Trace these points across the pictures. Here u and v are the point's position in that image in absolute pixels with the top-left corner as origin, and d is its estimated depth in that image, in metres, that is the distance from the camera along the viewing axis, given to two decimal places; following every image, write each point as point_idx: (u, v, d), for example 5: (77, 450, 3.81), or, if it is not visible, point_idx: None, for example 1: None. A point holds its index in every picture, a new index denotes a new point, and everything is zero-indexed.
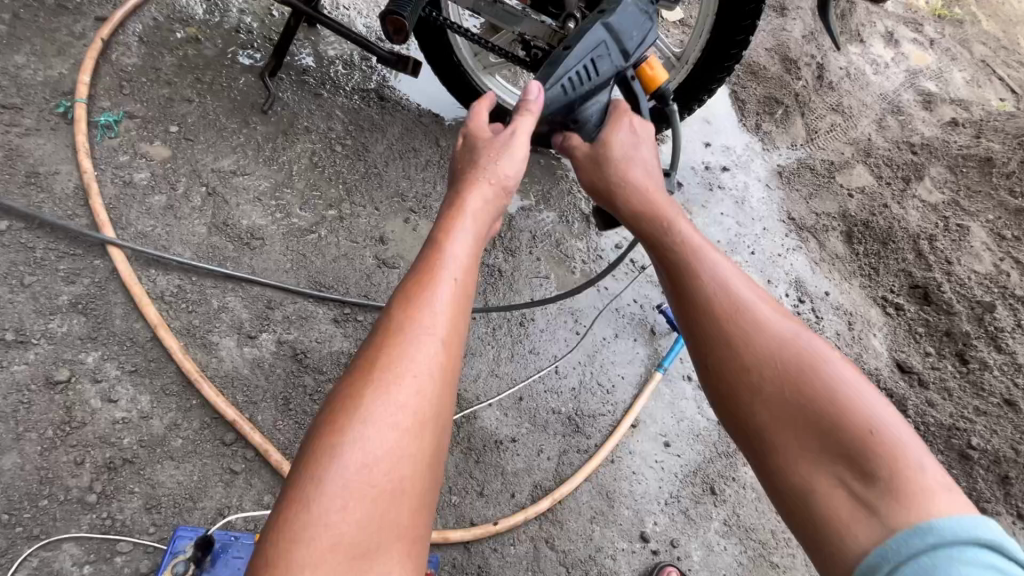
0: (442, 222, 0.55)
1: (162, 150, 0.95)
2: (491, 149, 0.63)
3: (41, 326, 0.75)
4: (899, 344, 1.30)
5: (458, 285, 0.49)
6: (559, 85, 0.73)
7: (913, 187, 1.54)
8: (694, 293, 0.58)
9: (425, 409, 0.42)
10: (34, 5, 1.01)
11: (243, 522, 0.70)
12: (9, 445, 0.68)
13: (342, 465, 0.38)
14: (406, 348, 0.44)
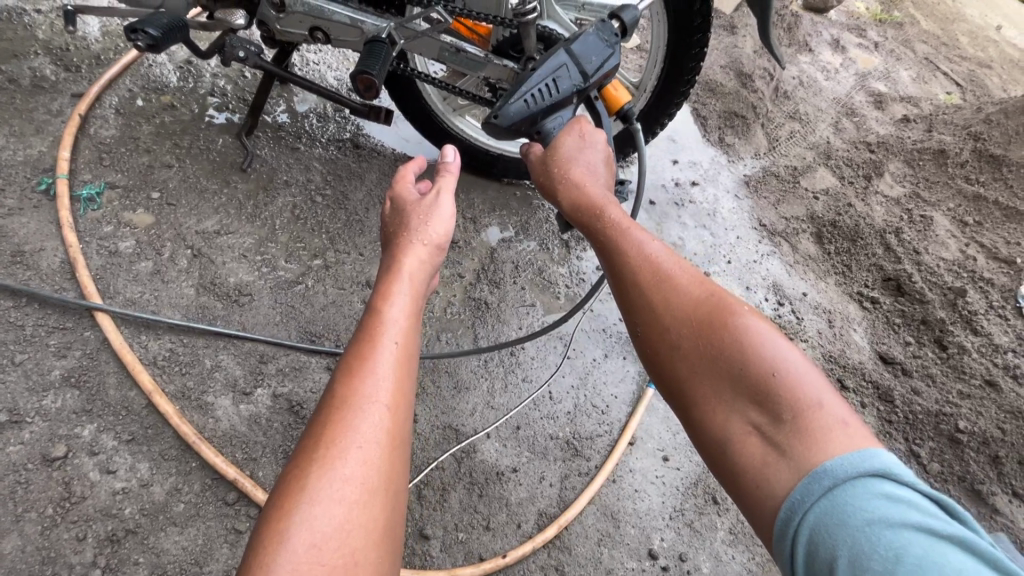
0: (379, 286, 0.57)
1: (146, 217, 0.96)
2: (419, 211, 0.65)
3: (35, 404, 0.75)
4: (879, 335, 1.34)
5: (399, 337, 0.52)
6: (524, 102, 0.78)
7: (875, 184, 1.61)
8: (624, 275, 0.64)
9: (372, 477, 0.44)
10: (10, 87, 1.03)
11: None
12: (8, 527, 0.67)
13: (291, 549, 0.39)
14: (349, 420, 0.46)
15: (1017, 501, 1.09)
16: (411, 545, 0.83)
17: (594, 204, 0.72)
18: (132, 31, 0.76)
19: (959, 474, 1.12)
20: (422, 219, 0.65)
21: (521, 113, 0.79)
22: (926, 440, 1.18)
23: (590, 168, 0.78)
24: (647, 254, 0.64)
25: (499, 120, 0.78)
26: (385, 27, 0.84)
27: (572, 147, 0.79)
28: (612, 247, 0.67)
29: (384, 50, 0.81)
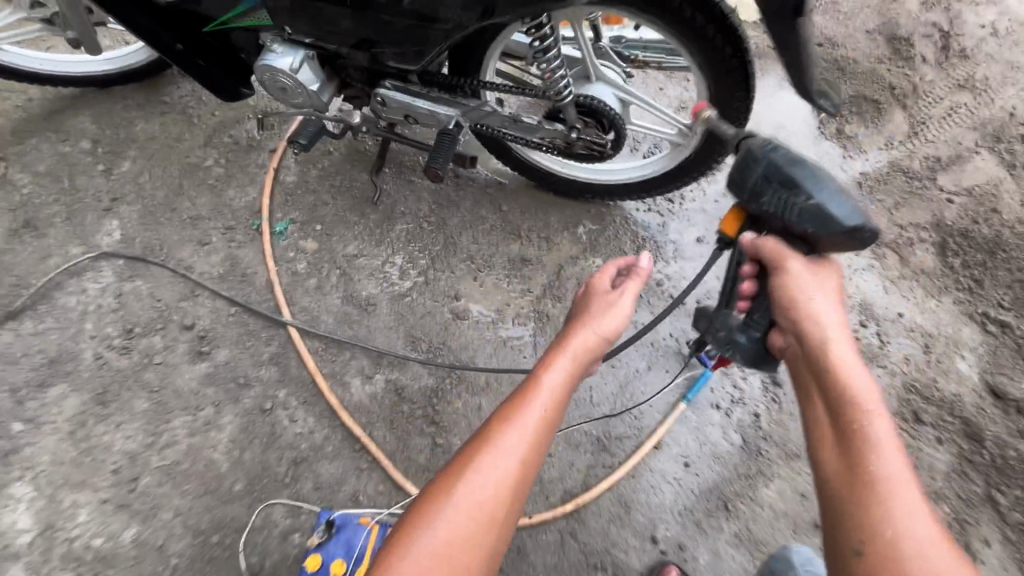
0: (552, 353, 0.83)
1: (313, 245, 1.39)
2: (596, 306, 0.90)
3: (255, 374, 1.24)
4: (993, 366, 1.32)
5: (561, 397, 0.78)
6: (835, 226, 0.80)
7: (1006, 186, 1.50)
8: (823, 422, 0.76)
9: (503, 478, 0.68)
10: (236, 148, 1.52)
11: (367, 502, 1.12)
12: (244, 444, 1.17)
13: (454, 504, 0.66)
14: (512, 430, 0.72)
15: None
16: None
17: (819, 351, 0.80)
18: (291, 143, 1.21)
19: None
20: (596, 312, 0.89)
21: (800, 217, 0.82)
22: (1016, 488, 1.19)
23: (813, 300, 0.84)
24: (859, 417, 0.71)
25: (812, 204, 0.80)
26: (451, 116, 1.08)
27: (805, 274, 0.86)
28: (840, 402, 0.74)
29: (448, 146, 1.10)
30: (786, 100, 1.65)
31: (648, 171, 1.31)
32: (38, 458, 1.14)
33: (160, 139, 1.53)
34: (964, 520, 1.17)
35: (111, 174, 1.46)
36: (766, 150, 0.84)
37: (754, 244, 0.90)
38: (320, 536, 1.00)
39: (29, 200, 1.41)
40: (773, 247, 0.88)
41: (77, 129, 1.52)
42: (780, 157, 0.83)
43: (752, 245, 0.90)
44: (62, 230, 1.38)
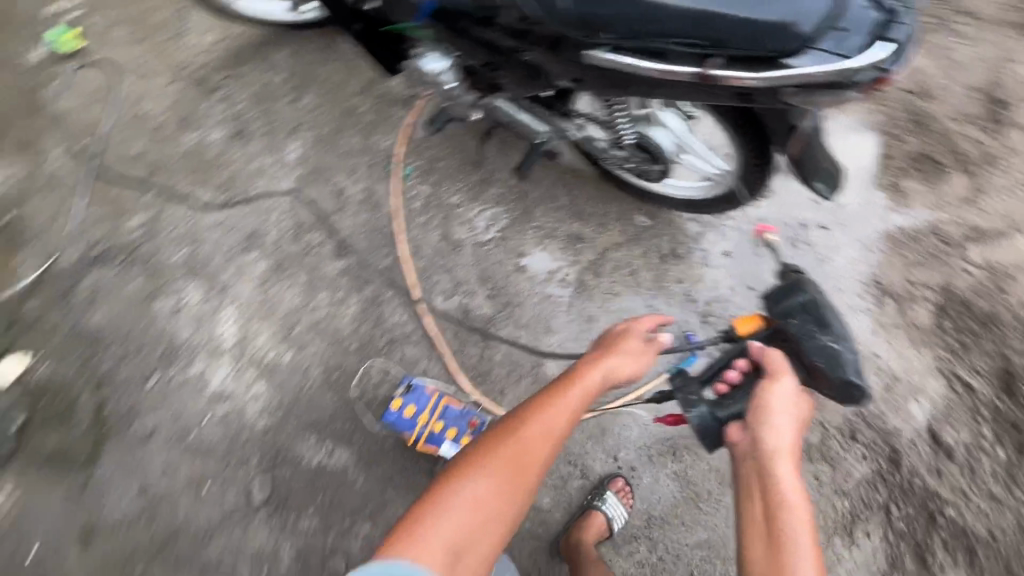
0: (587, 371, 1.13)
1: (427, 190, 1.85)
2: (629, 350, 1.21)
3: (374, 276, 1.78)
4: (943, 416, 1.57)
5: (586, 401, 1.08)
6: (839, 370, 1.18)
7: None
8: (756, 518, 0.96)
9: (543, 444, 0.99)
10: (386, 98, 1.96)
11: (431, 377, 1.67)
12: (360, 321, 1.73)
13: (508, 451, 0.96)
14: (553, 410, 1.03)
15: None
16: (495, 393, 1.66)
17: (766, 457, 1.01)
18: (431, 126, 1.69)
19: (918, 539, 1.48)
20: (627, 353, 1.20)
21: (816, 350, 1.20)
22: (909, 506, 1.51)
23: (779, 412, 1.06)
24: (786, 520, 0.92)
25: (833, 347, 1.20)
26: (544, 132, 1.46)
27: (785, 392, 1.10)
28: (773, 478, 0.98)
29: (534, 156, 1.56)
30: (859, 141, 1.79)
31: (693, 193, 1.65)
32: (239, 297, 1.78)
33: (332, 81, 2.00)
34: (858, 516, 1.52)
35: (297, 104, 1.98)
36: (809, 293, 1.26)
37: (762, 349, 1.19)
38: (402, 390, 1.61)
39: (243, 115, 1.97)
40: (775, 359, 1.15)
41: (277, 62, 2.03)
42: (818, 301, 1.25)
43: (761, 350, 1.19)
44: (263, 143, 1.94)
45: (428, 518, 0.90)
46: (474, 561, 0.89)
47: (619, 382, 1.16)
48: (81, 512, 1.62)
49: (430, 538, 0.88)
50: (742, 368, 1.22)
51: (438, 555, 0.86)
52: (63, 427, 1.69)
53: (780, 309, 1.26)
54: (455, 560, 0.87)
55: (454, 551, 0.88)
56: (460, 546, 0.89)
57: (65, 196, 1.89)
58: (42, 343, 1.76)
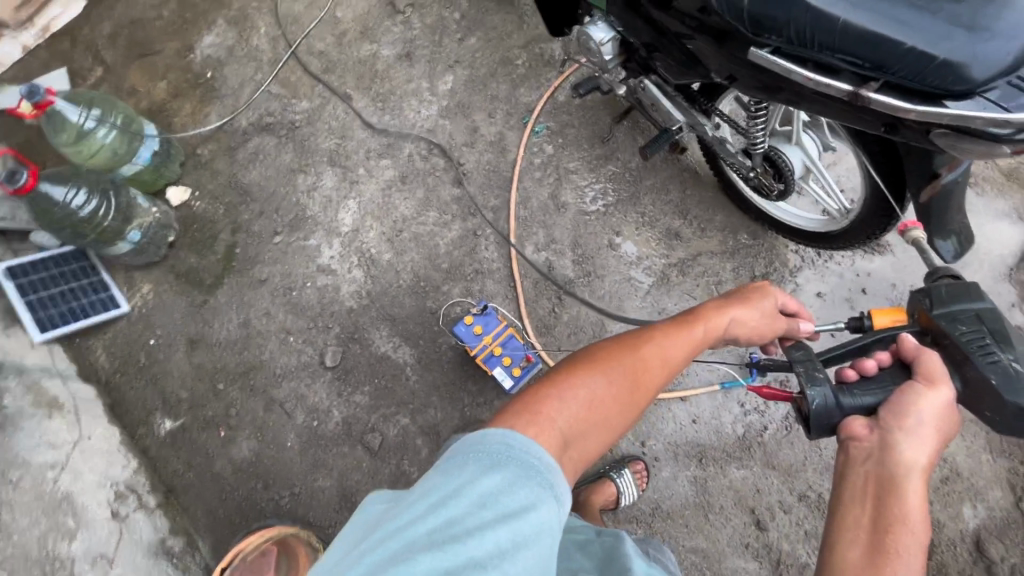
0: (724, 308, 1.09)
1: (551, 150, 1.97)
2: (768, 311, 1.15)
3: (480, 211, 1.94)
4: (996, 528, 1.48)
5: (704, 346, 1.05)
6: (1016, 394, 0.86)
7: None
8: (860, 526, 0.78)
9: (663, 365, 0.98)
10: (540, 58, 2.10)
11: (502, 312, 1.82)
12: (456, 246, 1.91)
13: (632, 359, 0.97)
14: (676, 342, 1.01)
15: None
16: (552, 348, 1.78)
17: (894, 468, 0.81)
18: (574, 90, 1.75)
19: None
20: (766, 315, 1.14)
21: (992, 365, 0.89)
22: None
23: (924, 425, 0.84)
24: (900, 538, 0.75)
25: (1014, 366, 0.89)
26: (678, 122, 1.53)
27: (936, 404, 0.87)
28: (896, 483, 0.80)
29: (661, 142, 1.61)
30: (1005, 229, 1.68)
31: (805, 223, 1.64)
32: (364, 194, 2.02)
33: (498, 30, 2.16)
34: None
35: (462, 43, 2.16)
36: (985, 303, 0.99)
37: (918, 347, 0.94)
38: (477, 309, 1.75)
39: (414, 40, 2.19)
40: (933, 362, 0.91)
41: (457, 2, 2.22)
42: (998, 314, 0.97)
43: (917, 348, 0.94)
44: (423, 69, 2.15)
45: (541, 407, 0.86)
46: (577, 456, 0.87)
47: (742, 341, 1.11)
48: (192, 324, 1.94)
49: (543, 424, 0.84)
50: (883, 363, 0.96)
51: (550, 440, 0.83)
52: (199, 253, 2.02)
53: (945, 309, 1.00)
54: (565, 451, 0.84)
55: (565, 439, 0.85)
56: (573, 434, 0.86)
57: (256, 70, 2.23)
58: (203, 182, 2.10)
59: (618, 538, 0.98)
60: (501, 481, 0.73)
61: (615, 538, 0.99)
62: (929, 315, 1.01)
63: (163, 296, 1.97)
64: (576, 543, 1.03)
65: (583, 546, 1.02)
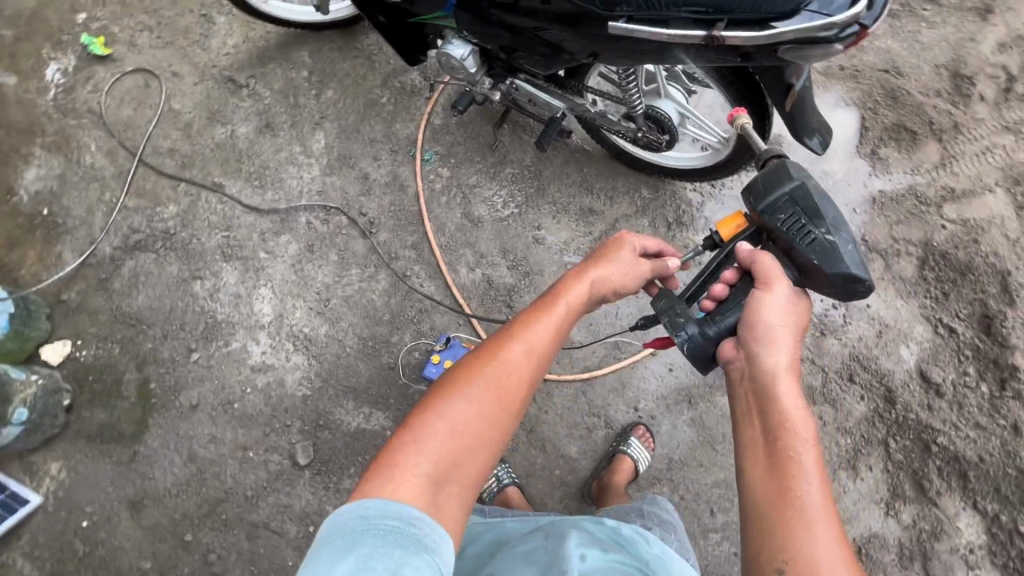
0: (575, 280, 1.15)
1: (448, 172, 1.98)
2: (627, 262, 1.23)
3: (401, 252, 1.90)
4: (930, 356, 1.73)
5: (569, 321, 1.10)
6: (830, 264, 1.11)
7: (1006, 224, 1.81)
8: (757, 439, 0.90)
9: (522, 359, 1.00)
10: (402, 90, 2.10)
11: (464, 337, 1.81)
12: (390, 294, 1.85)
13: (487, 370, 0.97)
14: (540, 327, 1.04)
15: (970, 509, 1.58)
16: None
17: (764, 377, 0.95)
18: (454, 108, 1.77)
19: (915, 467, 1.63)
20: (627, 268, 1.23)
21: (811, 245, 1.13)
22: (905, 439, 1.66)
23: (774, 329, 1.00)
24: (789, 438, 0.86)
25: (828, 241, 1.12)
26: (560, 108, 1.63)
27: (778, 305, 1.03)
28: (765, 386, 0.94)
29: (553, 130, 1.66)
30: (842, 116, 1.98)
31: (693, 163, 1.79)
32: (274, 277, 1.89)
33: (352, 77, 2.13)
34: (860, 450, 1.67)
35: (320, 98, 2.11)
36: (797, 182, 1.19)
37: (751, 253, 1.13)
38: (442, 342, 1.75)
39: (269, 109, 2.10)
40: (767, 265, 1.09)
41: (299, 61, 2.16)
42: (808, 189, 1.18)
43: (752, 253, 1.13)
44: (289, 134, 2.06)
45: (396, 457, 0.89)
46: (458, 482, 0.90)
47: (609, 294, 1.20)
48: (127, 483, 1.70)
49: (405, 471, 0.88)
50: (729, 279, 1.18)
51: (416, 486, 0.87)
52: (107, 405, 1.78)
53: (767, 204, 1.20)
54: (437, 489, 0.88)
55: (431, 476, 0.88)
56: (441, 468, 0.89)
57: (102, 191, 2.01)
58: (83, 328, 1.86)
59: (563, 536, 1.02)
60: (371, 547, 0.77)
61: (561, 537, 1.03)
62: (757, 214, 1.22)
63: (80, 468, 1.72)
64: (523, 552, 1.04)
65: (532, 553, 1.03)
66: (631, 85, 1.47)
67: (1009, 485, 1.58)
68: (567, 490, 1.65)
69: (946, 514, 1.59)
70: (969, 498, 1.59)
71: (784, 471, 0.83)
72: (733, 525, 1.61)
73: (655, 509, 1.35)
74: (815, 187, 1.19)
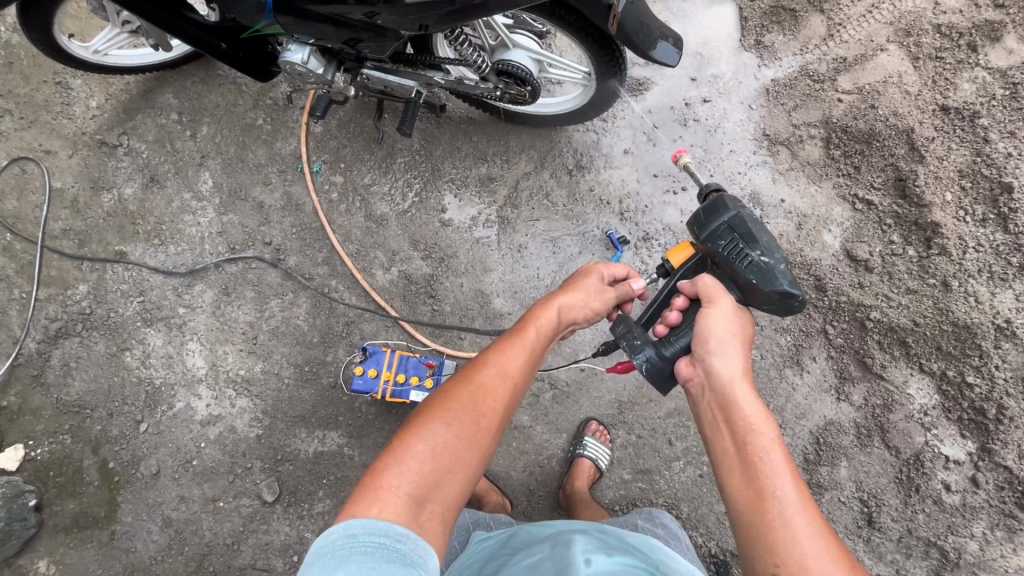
0: (539, 306, 1.19)
1: (340, 178, 1.93)
2: (591, 278, 1.28)
3: (315, 271, 1.87)
4: (854, 235, 1.71)
5: (539, 342, 1.13)
6: (768, 283, 1.12)
7: (904, 79, 1.75)
8: (728, 449, 0.95)
9: (498, 384, 1.01)
10: (276, 107, 2.03)
11: (381, 341, 1.80)
12: (317, 314, 1.84)
13: (464, 392, 0.98)
14: (512, 351, 1.07)
15: (916, 373, 1.60)
16: (456, 339, 1.79)
17: (721, 386, 1.01)
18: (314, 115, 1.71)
19: (855, 346, 1.65)
20: (590, 283, 1.27)
21: (748, 267, 1.14)
22: (842, 323, 1.67)
23: (722, 338, 1.06)
24: (758, 442, 0.92)
25: (762, 260, 1.13)
26: (413, 86, 1.58)
27: (724, 316, 1.09)
28: (722, 397, 1.00)
29: (413, 110, 1.63)
30: (718, 12, 1.91)
31: (568, 106, 1.73)
32: (199, 328, 1.87)
33: (222, 106, 2.05)
34: (801, 344, 1.68)
35: (196, 137, 2.03)
36: (734, 209, 1.19)
37: (693, 282, 1.17)
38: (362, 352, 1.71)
39: (150, 163, 2.03)
40: (708, 284, 1.14)
41: (165, 105, 2.07)
42: (745, 216, 1.17)
43: (693, 282, 1.18)
44: (176, 183, 2.00)
45: (377, 480, 0.85)
46: (439, 506, 0.86)
47: (576, 319, 1.23)
48: (114, 562, 1.72)
49: (388, 492, 0.83)
50: (681, 306, 1.21)
51: (399, 504, 0.82)
52: (75, 494, 1.77)
53: (707, 229, 1.19)
54: (417, 509, 0.83)
55: (415, 498, 0.83)
56: (422, 494, 0.85)
57: (9, 289, 1.91)
58: (31, 428, 1.82)
59: (568, 544, 0.96)
60: (360, 563, 0.72)
61: (567, 546, 0.95)
62: (700, 241, 1.21)
63: (67, 560, 1.72)
64: (529, 564, 0.96)
65: (537, 563, 0.95)
66: (469, 51, 1.43)
67: (949, 340, 1.58)
68: (528, 458, 1.67)
69: (895, 384, 1.61)
70: (914, 363, 1.60)
71: (759, 472, 0.88)
72: (693, 449, 1.63)
73: (649, 524, 1.33)
74: (751, 215, 1.18)
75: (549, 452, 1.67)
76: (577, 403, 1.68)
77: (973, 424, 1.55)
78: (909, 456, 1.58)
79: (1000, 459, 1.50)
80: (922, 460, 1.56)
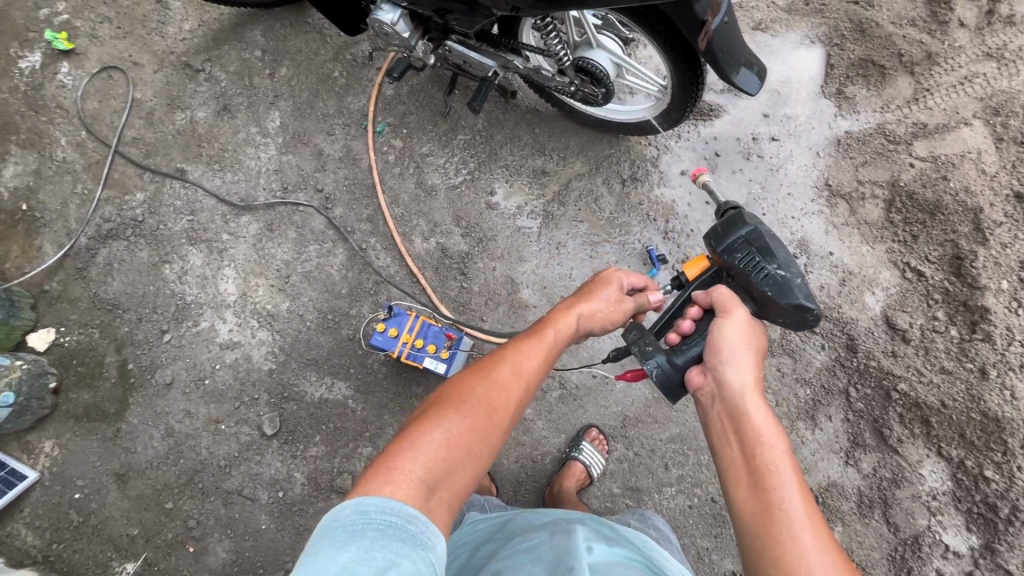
0: (557, 311, 1.17)
1: (400, 143, 1.97)
2: (615, 291, 1.24)
3: (357, 225, 1.92)
4: (897, 302, 1.67)
5: (559, 347, 1.12)
6: (785, 296, 1.12)
7: (982, 157, 1.70)
8: (736, 461, 0.94)
9: (511, 381, 1.02)
10: (355, 63, 2.09)
11: (402, 302, 1.85)
12: (350, 267, 1.89)
13: (478, 387, 0.98)
14: (529, 352, 1.07)
15: (933, 457, 1.55)
16: (477, 320, 1.81)
17: (733, 398, 1.00)
18: (391, 76, 1.74)
19: (874, 414, 1.61)
20: (614, 296, 1.23)
21: (765, 280, 1.14)
22: (866, 388, 1.63)
23: (735, 347, 1.05)
24: (767, 455, 0.91)
25: (780, 274, 1.13)
26: (492, 66, 1.60)
27: (739, 326, 1.08)
28: (733, 411, 0.99)
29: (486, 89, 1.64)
30: (804, 55, 1.89)
31: (636, 116, 1.75)
32: (237, 257, 1.94)
33: (304, 53, 2.12)
34: (819, 400, 1.65)
35: (274, 77, 2.11)
36: (752, 225, 1.20)
37: (708, 291, 1.17)
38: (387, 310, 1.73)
39: (225, 92, 2.11)
40: (724, 295, 1.14)
41: (252, 41, 2.15)
42: (763, 232, 1.18)
43: (709, 292, 1.17)
44: (246, 115, 2.08)
45: (392, 463, 0.85)
46: (450, 492, 0.87)
47: (593, 330, 1.20)
48: (113, 458, 1.79)
49: (402, 474, 0.84)
50: (695, 315, 1.19)
51: (411, 487, 0.82)
52: (92, 386, 1.85)
53: (725, 242, 1.21)
54: (429, 494, 0.83)
55: (428, 483, 0.84)
56: (435, 479, 0.85)
57: (74, 183, 2.01)
58: (65, 315, 1.91)
59: (570, 532, 0.97)
60: (373, 539, 0.74)
61: (568, 534, 0.97)
62: (716, 254, 1.23)
63: (71, 446, 1.80)
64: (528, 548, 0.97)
65: (535, 547, 0.97)
66: (555, 42, 1.45)
67: (975, 430, 1.52)
68: (522, 450, 1.68)
69: (908, 461, 1.57)
70: (932, 445, 1.56)
71: (768, 485, 0.88)
72: (687, 478, 1.62)
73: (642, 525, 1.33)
74: (770, 230, 1.19)
75: (544, 450, 1.67)
76: (583, 407, 1.69)
77: (982, 520, 1.49)
78: (907, 536, 1.53)
79: (1003, 561, 1.44)
80: (920, 543, 1.51)
